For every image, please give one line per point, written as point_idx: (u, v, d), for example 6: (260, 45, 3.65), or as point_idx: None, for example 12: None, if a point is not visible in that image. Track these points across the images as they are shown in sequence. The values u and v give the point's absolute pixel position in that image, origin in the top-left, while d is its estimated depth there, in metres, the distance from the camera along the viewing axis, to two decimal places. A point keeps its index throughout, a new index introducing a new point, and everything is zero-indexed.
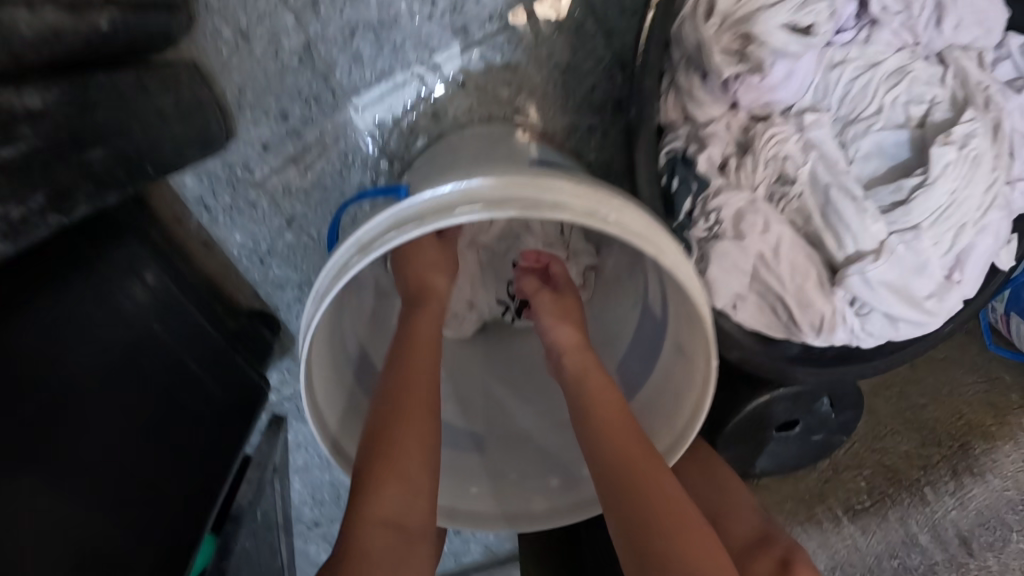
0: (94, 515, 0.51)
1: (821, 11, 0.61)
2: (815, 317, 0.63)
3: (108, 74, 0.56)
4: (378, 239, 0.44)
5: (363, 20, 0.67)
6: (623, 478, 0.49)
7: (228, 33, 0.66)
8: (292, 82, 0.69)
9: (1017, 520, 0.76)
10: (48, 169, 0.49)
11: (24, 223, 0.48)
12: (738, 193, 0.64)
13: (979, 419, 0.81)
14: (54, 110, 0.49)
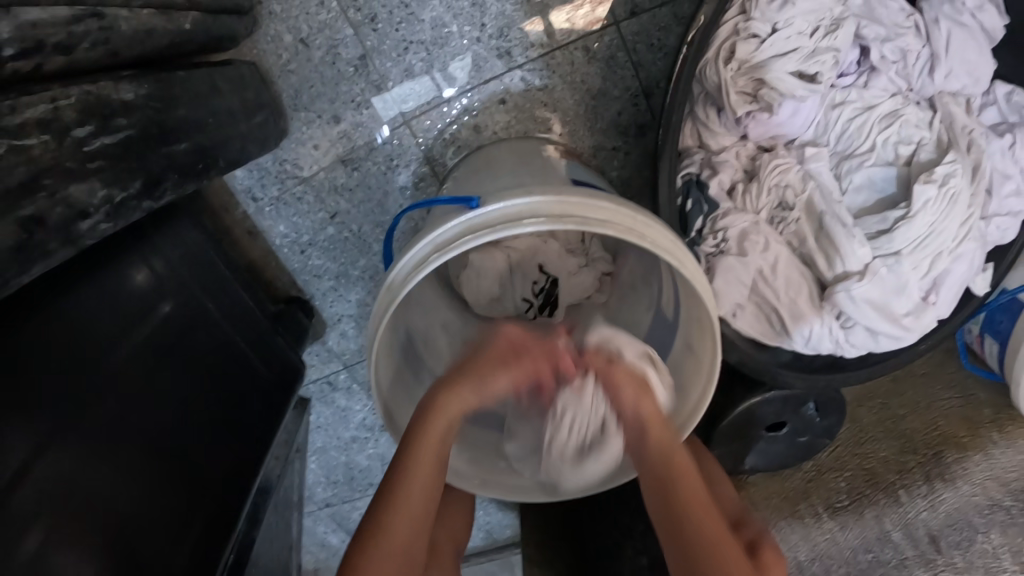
0: (139, 479, 0.58)
1: (827, 62, 0.68)
2: (806, 328, 0.72)
3: (187, 72, 0.64)
4: (455, 241, 0.52)
5: (417, 38, 0.75)
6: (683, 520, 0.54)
7: (290, 39, 0.74)
8: (345, 86, 0.76)
9: (984, 522, 0.82)
10: (143, 156, 0.56)
11: (123, 205, 0.54)
12: (742, 215, 0.72)
13: (953, 431, 0.90)
14: (144, 103, 0.57)
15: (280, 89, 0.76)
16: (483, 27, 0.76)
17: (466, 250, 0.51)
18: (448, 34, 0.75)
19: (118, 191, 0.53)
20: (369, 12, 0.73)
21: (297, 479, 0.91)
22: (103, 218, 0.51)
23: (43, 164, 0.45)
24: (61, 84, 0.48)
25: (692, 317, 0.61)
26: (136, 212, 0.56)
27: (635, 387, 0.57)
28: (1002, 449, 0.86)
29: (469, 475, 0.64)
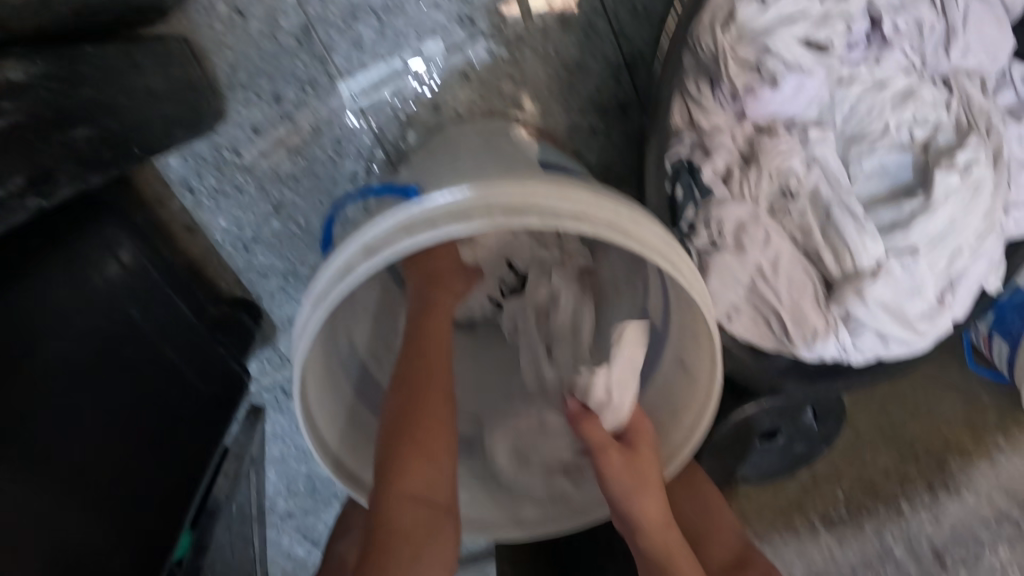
0: (42, 524, 0.47)
1: (838, 29, 0.61)
2: (808, 331, 0.64)
3: (97, 46, 0.51)
4: (385, 242, 0.43)
5: (366, 3, 0.66)
6: None
7: (224, 7, 0.62)
8: (289, 61, 0.66)
9: (992, 535, 0.77)
10: (32, 144, 0.45)
11: (2, 206, 0.43)
12: (739, 205, 0.64)
13: (956, 437, 0.83)
14: (34, 82, 0.44)
15: (216, 65, 0.63)
16: None
17: (400, 254, 0.42)
18: (402, 1, 0.66)
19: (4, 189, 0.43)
20: None
21: (255, 494, 0.83)
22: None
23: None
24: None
25: (686, 326, 0.53)
26: (21, 215, 0.46)
27: (636, 478, 0.52)
28: (1008, 456, 0.81)
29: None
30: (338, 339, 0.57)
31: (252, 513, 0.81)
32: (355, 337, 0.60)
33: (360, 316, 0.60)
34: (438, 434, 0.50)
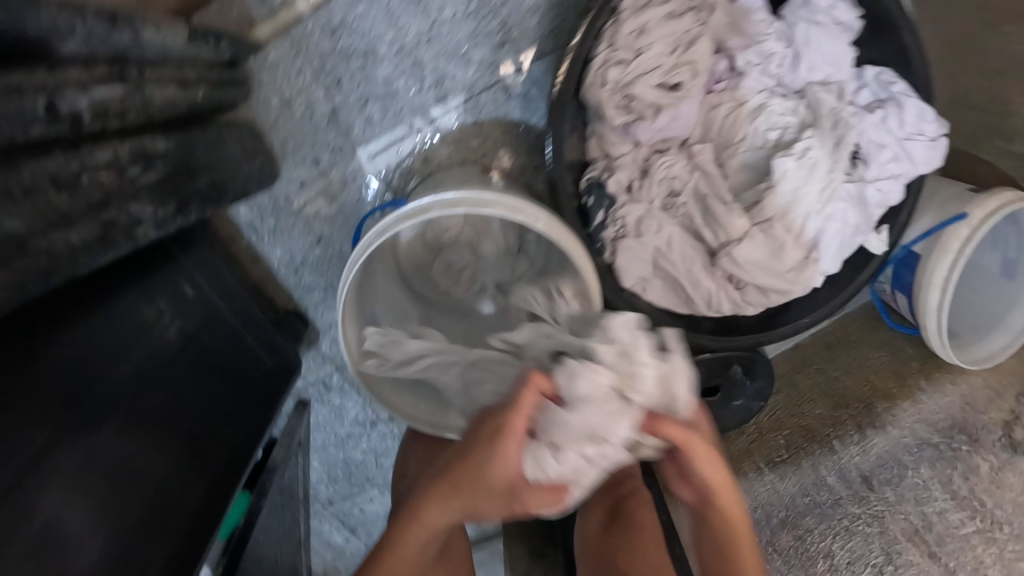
0: (159, 455, 0.72)
1: (684, 73, 0.82)
2: (704, 292, 0.85)
3: (203, 129, 0.81)
4: (386, 229, 0.73)
5: (373, 93, 0.90)
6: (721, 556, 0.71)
7: (277, 100, 0.89)
8: (322, 134, 0.91)
9: (913, 459, 0.90)
10: (177, 187, 0.76)
11: (163, 219, 0.75)
12: (637, 205, 0.85)
13: (884, 384, 0.97)
14: (175, 149, 0.76)
15: (271, 139, 0.90)
16: (422, 79, 0.90)
17: (392, 232, 0.72)
18: (398, 90, 0.90)
19: (161, 209, 0.74)
20: (336, 75, 0.88)
21: (302, 475, 1.03)
22: (150, 227, 0.73)
23: (110, 188, 0.66)
24: (118, 138, 0.69)
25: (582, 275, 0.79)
26: (167, 224, 0.76)
27: (709, 461, 0.66)
28: (928, 394, 0.94)
29: (425, 420, 0.82)
30: (371, 307, 0.85)
31: (297, 491, 1.02)
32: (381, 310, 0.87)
33: (381, 298, 0.88)
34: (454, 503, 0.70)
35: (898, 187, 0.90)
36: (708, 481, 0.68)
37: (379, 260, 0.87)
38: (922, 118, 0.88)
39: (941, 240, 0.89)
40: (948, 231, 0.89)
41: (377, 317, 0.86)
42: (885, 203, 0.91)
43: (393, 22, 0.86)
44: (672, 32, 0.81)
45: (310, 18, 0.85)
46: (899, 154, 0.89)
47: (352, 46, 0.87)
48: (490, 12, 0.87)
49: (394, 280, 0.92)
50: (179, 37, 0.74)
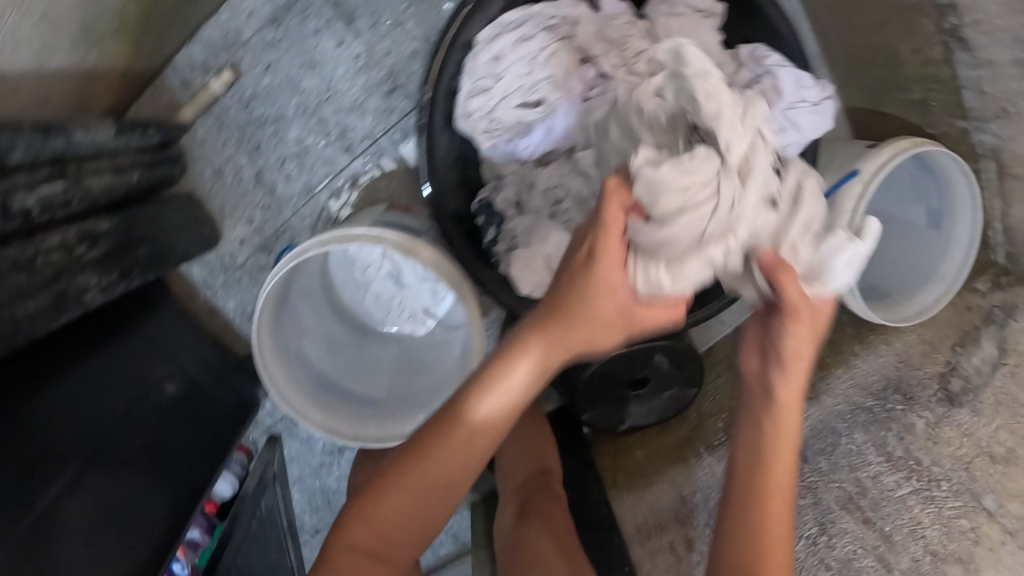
0: (126, 483, 0.82)
1: (544, 87, 0.87)
2: None
3: (142, 207, 0.92)
4: (277, 276, 0.82)
5: (287, 153, 1.00)
6: (761, 480, 0.64)
7: (210, 171, 1.01)
8: (250, 196, 1.02)
9: (845, 425, 0.88)
10: (120, 258, 0.86)
11: (105, 288, 0.84)
12: (523, 218, 0.92)
13: (819, 355, 0.98)
14: (116, 227, 0.86)
15: (211, 206, 1.02)
16: (327, 135, 0.99)
17: (279, 276, 0.82)
18: (309, 147, 1.00)
19: (103, 275, 0.84)
20: (256, 142, 1.00)
21: (282, 504, 1.12)
22: (97, 292, 0.83)
23: (62, 266, 0.77)
24: (66, 224, 0.79)
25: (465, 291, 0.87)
26: (111, 289, 0.85)
27: (811, 336, 0.60)
28: (862, 358, 0.94)
29: (347, 433, 0.90)
30: (298, 343, 0.93)
31: (278, 520, 1.10)
32: (309, 343, 0.95)
33: (309, 332, 0.95)
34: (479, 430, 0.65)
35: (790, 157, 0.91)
36: (779, 364, 0.62)
37: (298, 295, 0.94)
38: (801, 86, 0.89)
39: (836, 203, 0.89)
40: (843, 191, 0.89)
41: (303, 347, 0.94)
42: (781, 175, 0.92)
43: (296, 88, 0.98)
44: (524, 53, 0.86)
45: (226, 96, 0.98)
46: (784, 126, 0.91)
47: (264, 114, 0.99)
48: (376, 64, 0.97)
49: (324, 313, 0.99)
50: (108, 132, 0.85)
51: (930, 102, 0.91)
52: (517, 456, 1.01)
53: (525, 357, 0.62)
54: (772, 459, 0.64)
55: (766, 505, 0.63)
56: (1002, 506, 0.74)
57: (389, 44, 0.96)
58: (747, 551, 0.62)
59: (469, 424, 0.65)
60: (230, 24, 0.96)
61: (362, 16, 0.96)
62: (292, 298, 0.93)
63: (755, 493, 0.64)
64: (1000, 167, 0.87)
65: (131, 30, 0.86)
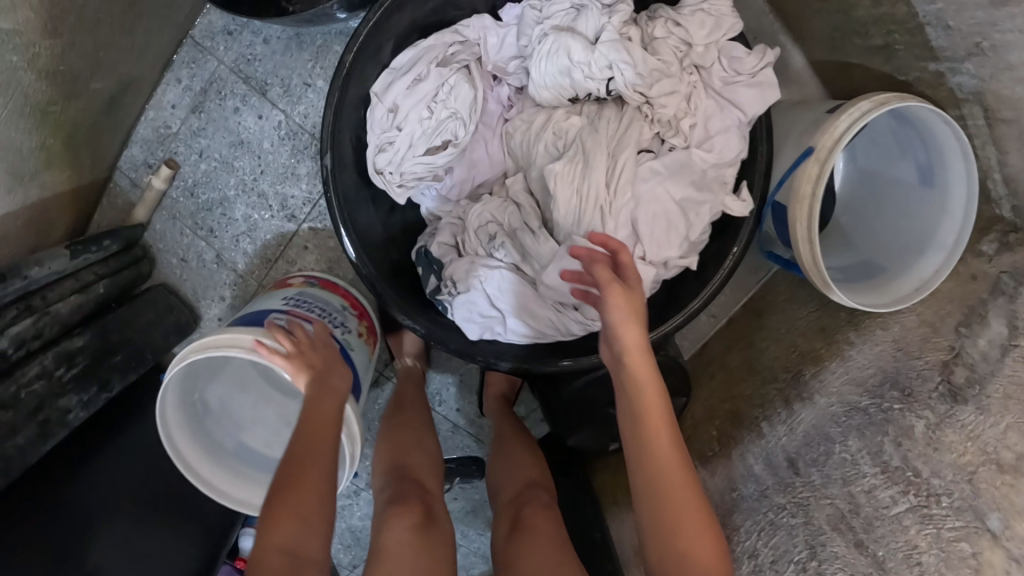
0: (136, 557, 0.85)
1: (451, 127, 0.86)
2: (547, 322, 0.84)
3: (115, 314, 0.92)
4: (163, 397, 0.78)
5: (240, 231, 1.00)
6: (643, 422, 0.61)
7: (175, 261, 1.01)
8: (217, 276, 1.01)
9: (840, 431, 0.78)
10: (98, 369, 0.87)
11: (87, 402, 0.85)
12: (461, 261, 0.86)
13: (812, 346, 0.88)
14: (90, 343, 0.87)
15: (187, 291, 1.02)
16: (270, 207, 0.99)
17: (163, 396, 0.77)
18: (256, 222, 0.99)
19: (85, 392, 0.85)
20: (209, 226, 1.00)
21: None
22: (80, 410, 0.84)
23: (46, 393, 0.80)
24: (43, 351, 0.82)
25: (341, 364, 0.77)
26: (93, 402, 0.86)
27: (632, 310, 0.64)
28: (857, 348, 0.83)
29: None
30: (242, 438, 0.88)
31: None
32: (254, 434, 0.89)
33: (252, 424, 0.90)
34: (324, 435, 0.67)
35: (736, 136, 0.82)
36: (620, 346, 0.64)
37: (220, 396, 0.89)
38: (733, 61, 0.82)
39: (796, 188, 0.79)
40: (799, 173, 0.79)
41: (246, 441, 0.88)
42: (724, 159, 0.82)
43: (230, 168, 0.98)
44: (421, 96, 0.85)
45: (171, 189, 0.99)
46: (724, 107, 0.82)
47: (209, 199, 0.99)
48: (298, 130, 0.98)
49: (266, 395, 0.92)
50: (63, 258, 0.86)
51: (895, 45, 0.79)
52: (513, 467, 0.91)
53: (326, 379, 0.72)
54: (651, 429, 0.60)
55: (663, 480, 0.59)
56: (1009, 527, 0.62)
57: (303, 108, 0.97)
58: (673, 524, 0.58)
59: (325, 449, 0.66)
60: (157, 120, 0.97)
61: (273, 86, 0.97)
62: (213, 403, 0.88)
63: (646, 475, 0.60)
64: (987, 111, 0.73)
65: (60, 160, 0.86)
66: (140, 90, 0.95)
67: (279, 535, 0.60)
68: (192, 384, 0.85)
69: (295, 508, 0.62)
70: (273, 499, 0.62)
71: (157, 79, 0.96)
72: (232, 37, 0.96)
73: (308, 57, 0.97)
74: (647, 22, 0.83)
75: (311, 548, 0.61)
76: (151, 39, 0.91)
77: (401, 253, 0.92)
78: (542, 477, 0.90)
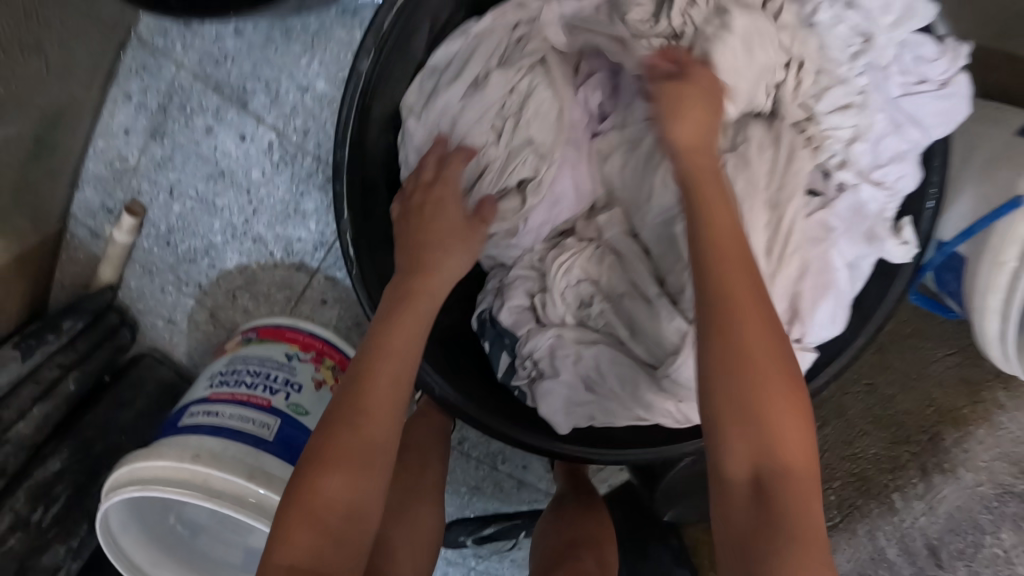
0: None
1: (524, 163, 0.64)
2: (666, 413, 0.65)
3: (94, 413, 0.76)
4: (123, 556, 0.70)
5: (236, 285, 0.81)
6: (708, 227, 0.47)
7: (162, 322, 0.83)
8: (216, 337, 0.83)
9: (991, 520, 0.76)
10: (84, 501, 0.72)
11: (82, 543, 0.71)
12: (545, 336, 0.67)
13: (952, 404, 0.78)
14: (70, 462, 0.72)
15: (180, 356, 0.84)
16: (272, 253, 0.80)
17: (121, 560, 0.70)
18: (256, 273, 0.80)
19: (73, 537, 0.70)
20: (196, 281, 0.81)
21: None
22: (74, 560, 0.70)
23: (27, 552, 0.66)
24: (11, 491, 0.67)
25: (272, 457, 0.63)
26: (85, 546, 0.72)
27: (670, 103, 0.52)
28: (1009, 414, 0.77)
29: None
30: (249, 547, 0.75)
31: None
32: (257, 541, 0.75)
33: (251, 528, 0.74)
34: (403, 337, 0.55)
35: (914, 166, 0.62)
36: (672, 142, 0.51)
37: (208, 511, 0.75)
38: (919, 61, 0.61)
39: (991, 248, 0.64)
40: (1003, 230, 0.63)
41: (254, 548, 0.75)
42: (896, 196, 0.63)
43: (213, 208, 0.79)
44: (483, 108, 0.64)
45: (140, 238, 0.80)
46: (903, 124, 0.62)
47: (191, 248, 0.80)
48: (297, 152, 0.77)
49: None
50: (13, 363, 0.70)
51: None
52: (556, 527, 0.78)
53: (432, 229, 0.60)
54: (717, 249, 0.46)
55: (730, 320, 0.44)
56: None
57: (303, 123, 0.76)
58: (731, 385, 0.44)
59: (400, 330, 0.55)
60: (110, 152, 0.78)
61: (256, 93, 0.76)
62: (205, 518, 0.75)
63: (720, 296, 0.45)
64: None
65: None
66: (80, 118, 0.75)
67: (294, 548, 0.48)
68: (162, 512, 0.74)
69: (319, 511, 0.49)
70: (296, 485, 0.50)
71: (101, 97, 0.77)
72: (192, 31, 0.76)
73: (300, 50, 0.75)
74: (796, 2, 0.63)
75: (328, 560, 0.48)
76: (77, 53, 0.70)
77: (460, 316, 0.74)
78: (590, 529, 0.77)
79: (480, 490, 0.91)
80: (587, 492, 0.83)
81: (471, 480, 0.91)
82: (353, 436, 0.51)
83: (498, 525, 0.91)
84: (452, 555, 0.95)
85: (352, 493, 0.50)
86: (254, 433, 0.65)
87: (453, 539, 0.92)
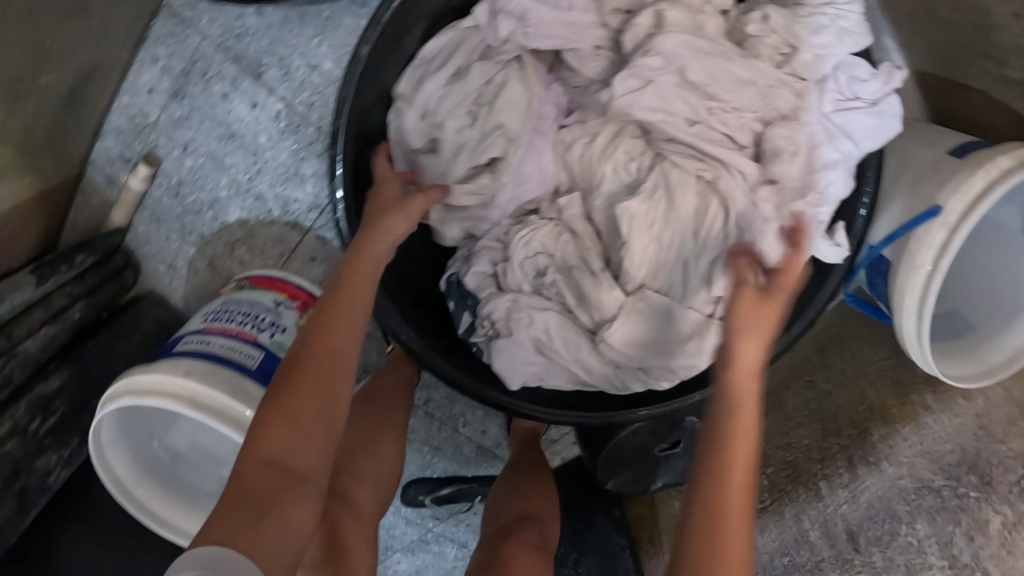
0: None
1: (494, 143, 0.71)
2: (603, 376, 0.72)
3: (94, 340, 0.83)
4: (110, 469, 0.77)
5: (234, 238, 0.89)
6: (717, 449, 0.51)
7: (164, 267, 0.91)
8: (210, 284, 0.91)
9: (908, 511, 0.80)
10: (78, 417, 0.79)
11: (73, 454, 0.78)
12: (503, 299, 0.73)
13: (881, 402, 0.84)
14: (69, 382, 0.78)
15: (177, 301, 0.92)
16: (270, 211, 0.88)
17: (107, 472, 0.77)
18: (254, 228, 0.88)
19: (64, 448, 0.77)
20: (198, 231, 0.89)
21: None
22: (61, 468, 0.77)
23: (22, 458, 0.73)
24: (12, 401, 0.73)
25: (251, 382, 0.71)
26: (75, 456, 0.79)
27: (762, 322, 0.53)
28: (934, 416, 0.81)
29: None
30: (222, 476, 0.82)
31: None
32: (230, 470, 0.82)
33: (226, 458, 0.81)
34: (370, 269, 0.61)
35: (845, 173, 0.69)
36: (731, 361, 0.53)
37: (188, 442, 0.82)
38: (853, 81, 0.69)
39: (910, 251, 0.71)
40: (921, 235, 0.70)
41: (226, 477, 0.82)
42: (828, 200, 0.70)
43: (221, 165, 0.87)
44: (462, 91, 0.72)
45: (152, 188, 0.88)
46: (835, 134, 0.68)
47: (197, 200, 0.88)
48: (300, 122, 0.85)
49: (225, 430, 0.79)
50: (28, 286, 0.76)
51: None
52: (503, 503, 0.81)
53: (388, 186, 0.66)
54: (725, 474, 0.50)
55: (720, 545, 0.48)
56: None
57: (308, 96, 0.85)
58: None
59: (369, 263, 0.61)
60: (133, 107, 0.87)
61: (269, 66, 0.85)
62: (186, 448, 0.82)
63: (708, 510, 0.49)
64: None
65: (17, 165, 0.74)
66: (110, 76, 0.84)
67: (269, 445, 0.53)
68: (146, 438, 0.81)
69: (297, 410, 0.54)
70: (277, 390, 0.55)
71: (130, 58, 0.86)
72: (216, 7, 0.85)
73: (311, 32, 0.84)
74: (740, 17, 0.71)
75: (298, 456, 0.53)
76: (113, 17, 0.79)
77: (431, 279, 0.81)
78: (526, 508, 0.80)
79: (441, 452, 0.98)
80: (541, 458, 0.88)
81: (433, 441, 0.98)
82: (325, 357, 0.56)
83: (455, 487, 0.96)
84: (411, 514, 1.00)
85: (321, 404, 0.55)
86: (238, 361, 0.72)
87: (413, 497, 0.96)
